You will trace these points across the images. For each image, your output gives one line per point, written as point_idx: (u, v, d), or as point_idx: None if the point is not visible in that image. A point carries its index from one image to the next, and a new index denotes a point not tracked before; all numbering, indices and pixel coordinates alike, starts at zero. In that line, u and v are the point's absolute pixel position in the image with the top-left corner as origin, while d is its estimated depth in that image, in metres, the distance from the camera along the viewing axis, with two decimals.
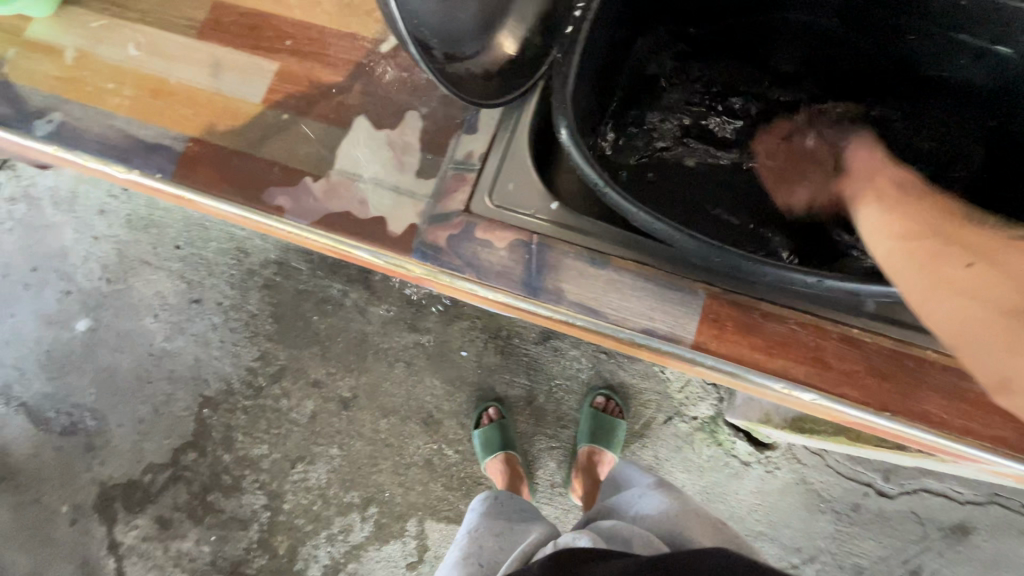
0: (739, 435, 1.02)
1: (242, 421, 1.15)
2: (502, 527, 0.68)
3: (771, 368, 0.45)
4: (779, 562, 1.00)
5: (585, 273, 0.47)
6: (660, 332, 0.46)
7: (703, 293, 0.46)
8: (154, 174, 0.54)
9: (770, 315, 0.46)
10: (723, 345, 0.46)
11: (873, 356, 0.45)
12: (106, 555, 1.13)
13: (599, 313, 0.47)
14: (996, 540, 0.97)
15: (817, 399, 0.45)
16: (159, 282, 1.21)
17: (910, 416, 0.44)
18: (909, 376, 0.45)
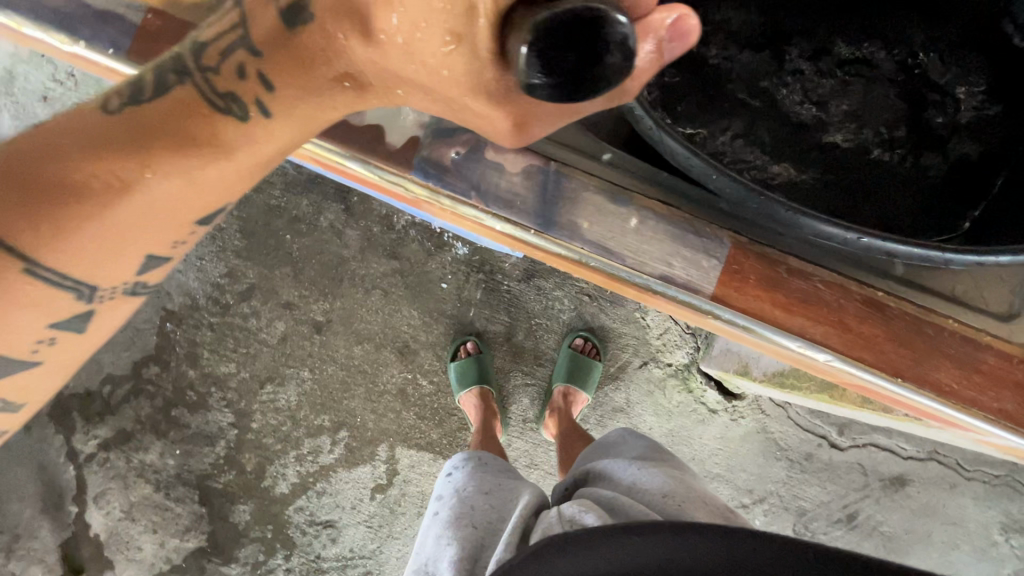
0: (710, 384, 1.05)
1: (208, 338, 1.11)
2: (492, 485, 0.64)
3: (790, 327, 0.44)
4: (731, 501, 1.06)
5: (605, 210, 0.44)
6: (678, 280, 0.44)
7: (729, 242, 0.44)
8: (104, 49, 0.50)
9: (796, 271, 0.44)
10: (743, 299, 0.44)
11: (893, 321, 0.45)
12: (65, 463, 1.10)
13: (617, 255, 0.44)
14: (929, 492, 1.05)
15: (831, 360, 0.44)
16: None
17: (920, 382, 0.44)
18: (927, 344, 0.44)
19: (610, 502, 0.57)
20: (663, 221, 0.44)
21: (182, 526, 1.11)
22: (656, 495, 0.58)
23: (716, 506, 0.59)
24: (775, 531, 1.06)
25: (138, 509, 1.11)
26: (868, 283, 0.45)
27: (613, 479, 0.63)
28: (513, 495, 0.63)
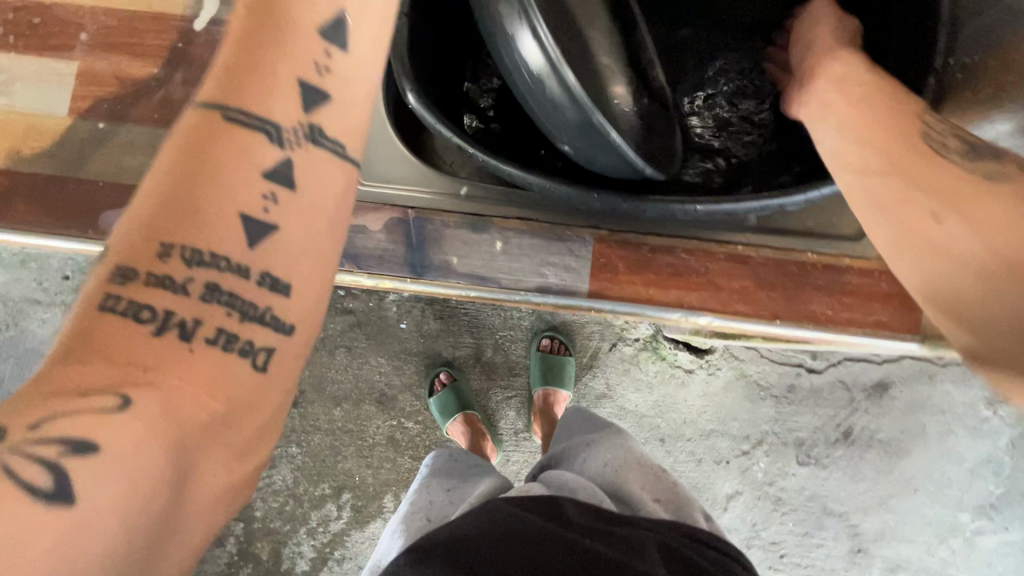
0: (680, 347, 1.07)
1: None
2: (455, 482, 0.66)
3: (668, 298, 0.54)
4: (732, 452, 1.08)
5: (475, 247, 0.55)
6: (554, 285, 0.55)
7: (591, 238, 0.55)
8: None
9: (658, 249, 0.55)
10: (620, 287, 0.54)
11: (759, 270, 0.55)
12: None
13: (486, 278, 0.56)
14: (911, 389, 1.08)
15: (712, 319, 0.54)
16: (56, 319, 1.13)
17: (796, 314, 0.54)
18: (795, 281, 0.55)
19: (556, 480, 0.61)
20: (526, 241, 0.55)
21: None
22: (599, 469, 0.62)
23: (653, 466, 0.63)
24: (782, 468, 1.08)
25: None
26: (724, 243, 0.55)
27: (571, 459, 0.66)
28: (475, 487, 0.64)
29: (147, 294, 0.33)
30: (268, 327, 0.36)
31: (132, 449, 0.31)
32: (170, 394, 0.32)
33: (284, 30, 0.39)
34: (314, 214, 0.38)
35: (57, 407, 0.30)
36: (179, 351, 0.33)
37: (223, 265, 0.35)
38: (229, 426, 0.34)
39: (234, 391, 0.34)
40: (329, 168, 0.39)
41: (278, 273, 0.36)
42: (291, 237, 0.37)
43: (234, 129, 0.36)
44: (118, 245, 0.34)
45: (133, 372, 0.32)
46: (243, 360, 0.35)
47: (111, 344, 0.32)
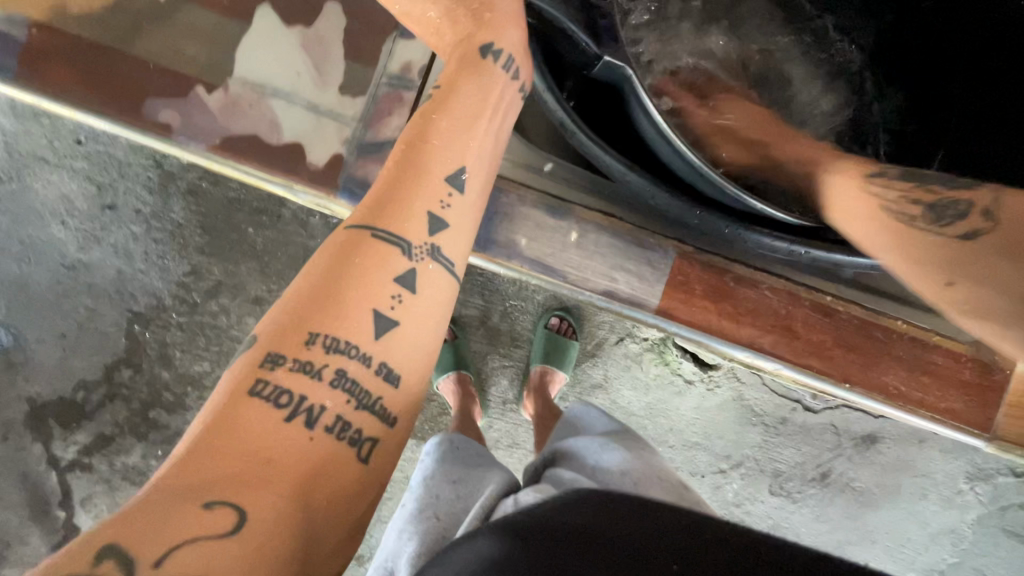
0: (686, 356, 1.06)
1: (179, 337, 1.09)
2: (461, 474, 0.66)
3: (744, 334, 0.66)
4: (709, 468, 1.09)
5: (550, 237, 0.66)
6: (621, 290, 0.66)
7: (672, 250, 0.67)
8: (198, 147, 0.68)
9: (740, 282, 0.67)
10: (699, 316, 0.66)
11: (838, 326, 0.67)
12: (47, 470, 1.09)
13: (553, 269, 0.66)
14: (899, 448, 1.08)
15: (778, 365, 0.67)
16: (62, 184, 1.08)
17: (865, 382, 0.66)
18: (873, 348, 0.67)
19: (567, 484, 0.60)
20: (603, 243, 0.67)
21: None
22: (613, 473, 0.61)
23: (673, 483, 0.61)
24: (752, 493, 1.09)
25: None
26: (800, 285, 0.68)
27: (582, 460, 0.65)
28: (482, 485, 0.63)
29: (291, 384, 0.48)
30: (371, 418, 0.50)
31: (254, 534, 0.42)
32: (279, 475, 0.45)
33: (421, 179, 0.57)
34: (425, 319, 0.54)
35: (186, 524, 0.41)
36: (302, 440, 0.47)
37: (353, 353, 0.50)
38: (332, 499, 0.47)
39: (332, 479, 0.47)
40: (438, 280, 0.56)
41: (393, 364, 0.52)
42: (400, 333, 0.52)
43: (375, 245, 0.53)
44: (266, 344, 0.50)
45: (260, 466, 0.44)
46: (351, 447, 0.49)
47: (247, 443, 0.45)
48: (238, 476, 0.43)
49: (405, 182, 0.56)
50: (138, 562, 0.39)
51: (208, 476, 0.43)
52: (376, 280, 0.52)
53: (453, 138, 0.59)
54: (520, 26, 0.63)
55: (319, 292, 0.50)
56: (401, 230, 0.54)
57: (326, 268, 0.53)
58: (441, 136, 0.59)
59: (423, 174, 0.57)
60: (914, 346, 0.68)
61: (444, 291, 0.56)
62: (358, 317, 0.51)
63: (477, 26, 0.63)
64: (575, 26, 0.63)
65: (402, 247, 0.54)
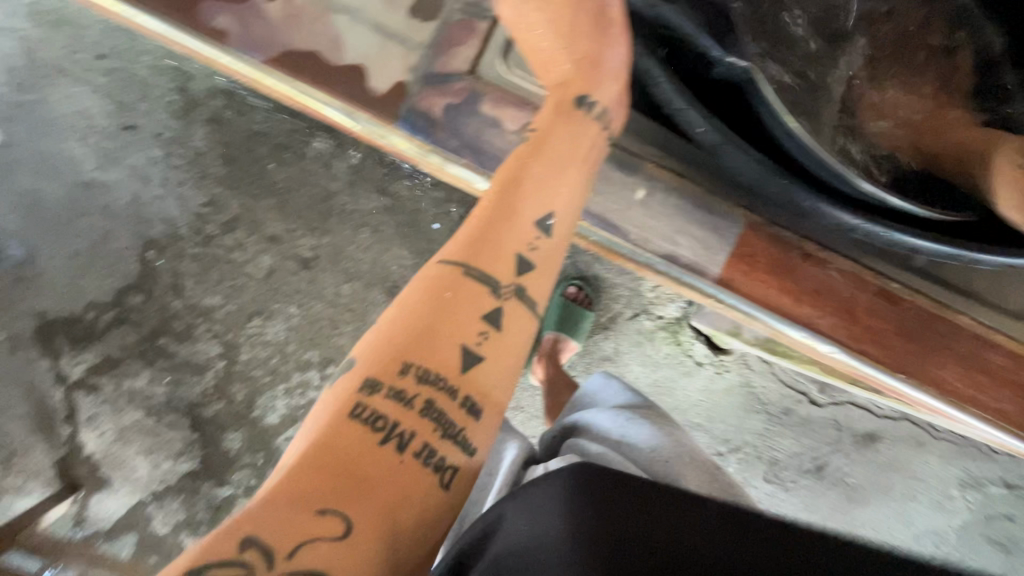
0: (699, 338, 1.06)
1: (192, 268, 1.08)
2: (479, 441, 0.66)
3: (802, 313, 0.64)
4: (709, 449, 1.10)
5: (615, 195, 0.66)
6: (685, 258, 0.65)
7: (742, 219, 0.65)
8: (236, 51, 0.63)
9: (806, 257, 0.65)
10: (753, 287, 0.64)
11: (900, 314, 0.65)
12: (54, 386, 1.10)
13: (614, 228, 0.66)
14: (897, 448, 1.09)
15: (833, 350, 0.65)
16: (82, 98, 1.05)
17: (919, 376, 0.64)
18: (933, 340, 0.65)
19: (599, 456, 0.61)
20: (670, 204, 0.66)
21: (175, 450, 1.11)
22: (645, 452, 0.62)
23: (704, 464, 0.63)
24: (747, 478, 1.11)
25: (130, 432, 1.11)
26: (879, 274, 0.66)
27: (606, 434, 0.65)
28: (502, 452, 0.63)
29: (386, 410, 0.43)
30: (459, 449, 0.44)
31: (360, 548, 0.38)
32: (380, 494, 0.40)
33: (512, 216, 0.52)
34: (507, 356, 0.48)
35: (301, 526, 0.37)
36: (393, 462, 0.41)
37: (440, 385, 0.45)
38: (421, 530, 0.41)
39: (420, 500, 0.41)
40: (521, 321, 0.50)
41: (476, 398, 0.46)
42: (488, 373, 0.47)
43: (470, 282, 0.48)
44: (365, 365, 0.44)
45: (357, 484, 0.40)
46: (435, 476, 0.42)
47: (344, 462, 0.40)
48: (343, 488, 0.39)
49: (496, 220, 0.52)
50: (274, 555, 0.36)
51: (311, 484, 0.38)
52: (463, 315, 0.47)
53: (547, 179, 0.55)
54: (618, 82, 0.60)
55: (414, 308, 0.47)
56: (491, 267, 0.50)
57: (422, 298, 0.47)
58: (535, 177, 0.54)
59: (511, 211, 0.52)
60: (973, 341, 0.65)
61: (525, 335, 0.50)
62: (445, 352, 0.46)
63: (576, 73, 0.60)
64: (701, 31, 0.57)
65: (490, 282, 0.49)
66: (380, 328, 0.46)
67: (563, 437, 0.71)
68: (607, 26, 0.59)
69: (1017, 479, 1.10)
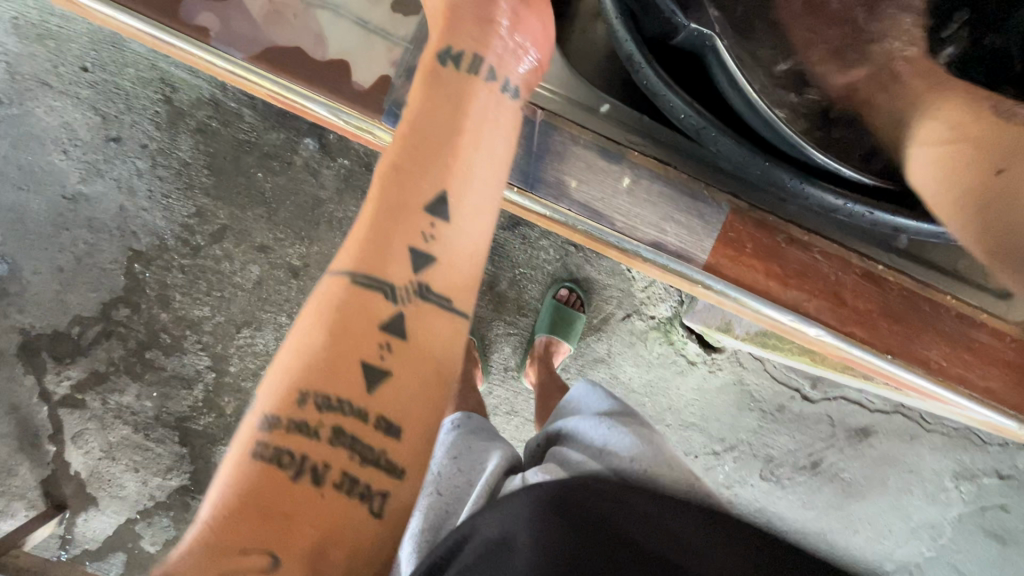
0: (691, 337, 1.06)
1: (179, 280, 1.07)
2: (461, 450, 0.65)
3: (791, 296, 0.64)
4: (703, 449, 1.10)
5: (603, 181, 0.65)
6: (672, 245, 0.65)
7: (726, 206, 0.65)
8: (220, 48, 0.62)
9: (791, 242, 0.65)
10: (740, 273, 0.64)
11: (887, 295, 0.66)
12: (38, 403, 1.08)
13: (602, 216, 0.66)
14: (890, 442, 1.10)
15: (822, 333, 0.65)
16: (65, 111, 1.04)
17: (906, 355, 0.65)
18: (919, 321, 0.66)
19: (576, 465, 0.60)
20: (653, 191, 0.65)
21: (164, 465, 1.09)
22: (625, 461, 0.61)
23: (683, 474, 0.62)
24: (742, 476, 1.11)
25: (117, 449, 1.09)
26: (867, 255, 0.66)
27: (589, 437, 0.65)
28: (485, 460, 0.63)
29: (290, 443, 0.42)
30: (381, 471, 0.43)
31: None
32: (315, 527, 0.40)
33: (401, 212, 0.48)
34: (422, 361, 0.47)
35: (220, 561, 0.37)
36: (311, 494, 0.41)
37: (344, 408, 0.43)
38: (357, 555, 0.41)
39: (354, 522, 0.42)
40: (438, 321, 0.48)
41: (392, 418, 0.44)
42: (392, 387, 0.45)
43: (363, 293, 0.46)
44: (265, 400, 0.43)
45: (275, 519, 0.39)
46: (362, 504, 0.42)
47: (263, 501, 0.40)
48: (259, 527, 0.39)
49: (389, 221, 0.48)
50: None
51: (230, 524, 0.38)
52: (362, 330, 0.45)
53: (437, 165, 0.50)
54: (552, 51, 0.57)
55: (315, 325, 0.45)
56: (386, 273, 0.47)
57: (318, 319, 0.46)
58: (420, 165, 0.50)
59: (406, 214, 0.49)
60: (960, 321, 0.66)
61: (441, 338, 0.48)
62: (345, 370, 0.44)
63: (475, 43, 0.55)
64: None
65: (386, 290, 0.47)
66: (280, 364, 0.44)
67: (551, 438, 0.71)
68: (493, 28, 0.56)
69: (1009, 470, 1.11)
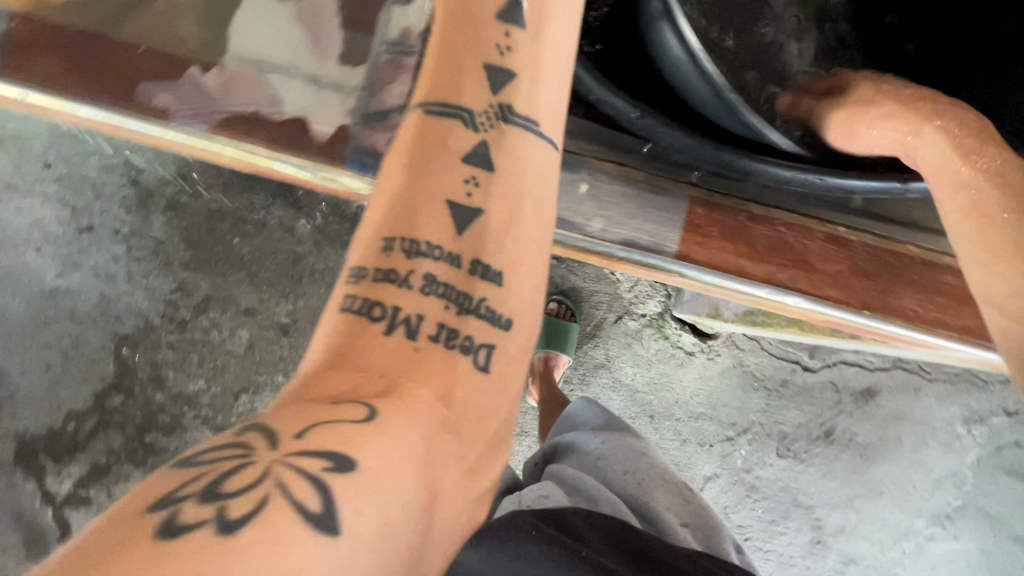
0: (685, 328, 1.07)
1: (171, 357, 1.06)
2: None
3: (757, 271, 0.65)
4: (716, 436, 1.10)
5: (565, 193, 0.66)
6: (645, 243, 0.66)
7: (688, 198, 0.67)
8: (186, 123, 0.64)
9: (754, 219, 0.67)
10: (705, 254, 0.65)
11: (855, 254, 0.67)
12: (42, 507, 1.05)
13: (572, 225, 0.66)
14: (896, 399, 1.11)
15: (798, 301, 0.66)
16: (33, 209, 1.05)
17: (881, 308, 0.66)
18: (887, 276, 0.67)
19: (575, 482, 0.61)
20: (617, 193, 0.67)
21: None
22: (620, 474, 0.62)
23: (677, 484, 0.63)
24: (760, 457, 1.11)
25: None
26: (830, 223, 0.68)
27: (585, 453, 0.66)
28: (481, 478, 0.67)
29: (377, 293, 0.39)
30: (483, 318, 0.41)
31: (382, 464, 0.34)
32: (418, 396, 0.37)
33: (472, 45, 0.46)
34: (515, 208, 0.43)
35: (316, 411, 0.35)
36: (405, 351, 0.39)
37: (437, 255, 0.41)
38: (472, 413, 0.39)
39: (462, 385, 0.39)
40: (527, 150, 0.45)
41: (488, 262, 0.42)
42: (490, 223, 0.42)
43: (441, 130, 0.44)
44: (361, 236, 0.42)
45: (372, 376, 0.37)
46: (465, 357, 0.40)
47: (342, 348, 0.38)
48: (357, 391, 0.36)
49: (457, 51, 0.46)
50: (279, 435, 0.34)
51: (319, 390, 0.36)
52: (442, 165, 0.43)
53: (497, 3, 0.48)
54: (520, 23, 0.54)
55: (402, 148, 0.44)
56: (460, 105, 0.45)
57: (401, 164, 0.43)
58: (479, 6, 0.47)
59: (461, 58, 0.46)
60: (925, 268, 0.68)
61: (540, 168, 0.45)
62: (431, 211, 0.42)
63: None
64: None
65: (465, 117, 0.44)
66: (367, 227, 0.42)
67: (547, 458, 0.71)
68: None
69: (1015, 406, 1.13)
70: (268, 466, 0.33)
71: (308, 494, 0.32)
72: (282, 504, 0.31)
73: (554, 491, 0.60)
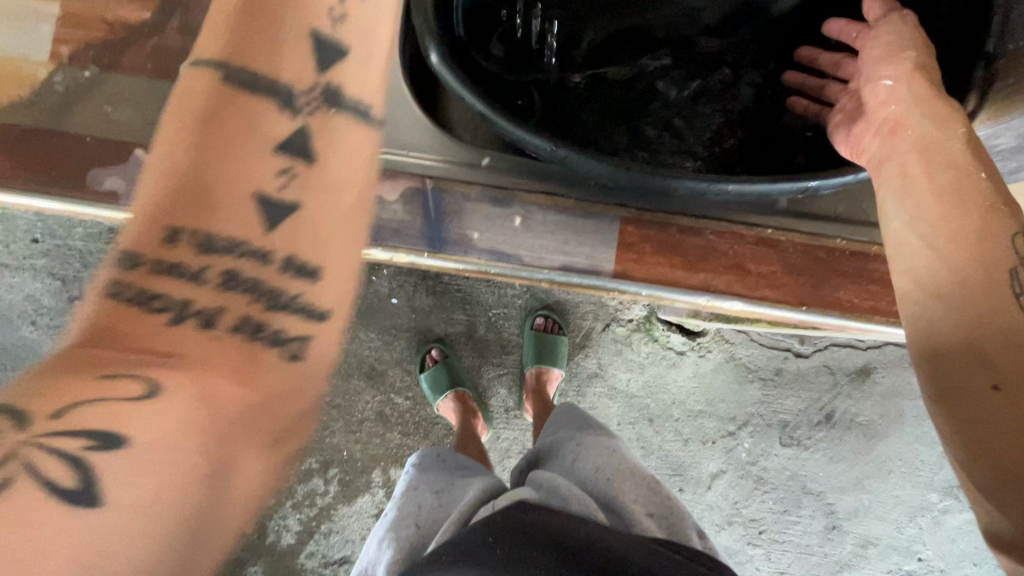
0: (672, 329, 1.08)
1: None
2: (444, 484, 0.70)
3: (694, 279, 0.64)
4: (717, 432, 1.10)
5: (500, 227, 0.63)
6: (582, 267, 0.65)
7: (619, 219, 0.63)
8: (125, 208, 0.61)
9: (684, 231, 0.63)
10: (641, 269, 0.64)
11: (788, 254, 0.64)
12: None
13: (505, 255, 0.64)
14: (893, 374, 1.11)
15: (736, 303, 0.65)
16: (25, 285, 1.07)
17: (821, 303, 0.65)
18: (824, 270, 0.64)
19: (550, 484, 0.63)
20: (550, 222, 0.63)
21: None
22: (592, 476, 0.65)
23: (644, 478, 0.66)
24: (764, 448, 1.11)
25: None
26: (759, 224, 0.65)
27: (564, 455, 0.69)
28: (463, 491, 0.67)
29: (162, 282, 0.35)
30: (299, 314, 0.38)
31: (168, 446, 0.32)
32: (210, 380, 0.34)
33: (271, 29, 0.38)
34: (334, 207, 0.38)
35: (76, 386, 0.31)
36: (198, 339, 0.35)
37: (238, 253, 0.36)
38: (275, 403, 0.36)
39: (267, 381, 0.36)
40: (350, 137, 0.39)
41: (305, 258, 0.37)
42: (307, 221, 0.37)
43: (238, 112, 0.36)
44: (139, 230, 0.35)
45: (148, 358, 0.33)
46: (273, 351, 0.37)
47: (118, 331, 0.34)
48: (140, 360, 0.33)
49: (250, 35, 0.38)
50: (35, 411, 0.31)
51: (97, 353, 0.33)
52: (246, 159, 0.36)
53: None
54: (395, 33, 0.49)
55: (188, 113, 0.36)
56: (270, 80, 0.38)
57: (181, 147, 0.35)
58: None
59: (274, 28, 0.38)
60: (857, 261, 0.64)
61: (364, 159, 0.40)
62: (228, 203, 0.36)
63: None
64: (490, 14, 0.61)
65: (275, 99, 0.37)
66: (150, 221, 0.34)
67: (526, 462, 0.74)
68: None
69: None
70: (13, 449, 0.30)
71: (63, 472, 0.30)
72: (33, 484, 0.29)
73: (529, 494, 0.62)
